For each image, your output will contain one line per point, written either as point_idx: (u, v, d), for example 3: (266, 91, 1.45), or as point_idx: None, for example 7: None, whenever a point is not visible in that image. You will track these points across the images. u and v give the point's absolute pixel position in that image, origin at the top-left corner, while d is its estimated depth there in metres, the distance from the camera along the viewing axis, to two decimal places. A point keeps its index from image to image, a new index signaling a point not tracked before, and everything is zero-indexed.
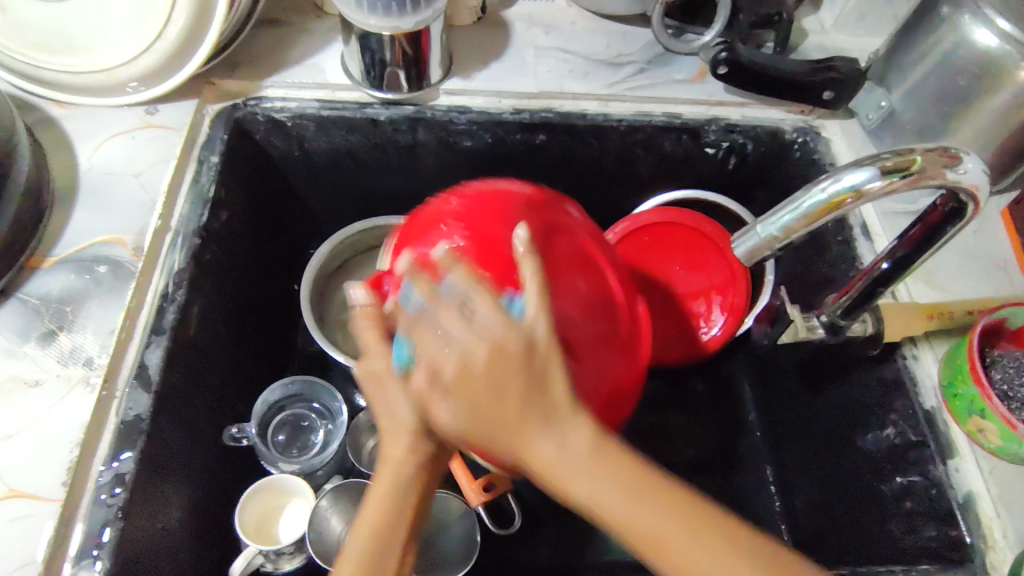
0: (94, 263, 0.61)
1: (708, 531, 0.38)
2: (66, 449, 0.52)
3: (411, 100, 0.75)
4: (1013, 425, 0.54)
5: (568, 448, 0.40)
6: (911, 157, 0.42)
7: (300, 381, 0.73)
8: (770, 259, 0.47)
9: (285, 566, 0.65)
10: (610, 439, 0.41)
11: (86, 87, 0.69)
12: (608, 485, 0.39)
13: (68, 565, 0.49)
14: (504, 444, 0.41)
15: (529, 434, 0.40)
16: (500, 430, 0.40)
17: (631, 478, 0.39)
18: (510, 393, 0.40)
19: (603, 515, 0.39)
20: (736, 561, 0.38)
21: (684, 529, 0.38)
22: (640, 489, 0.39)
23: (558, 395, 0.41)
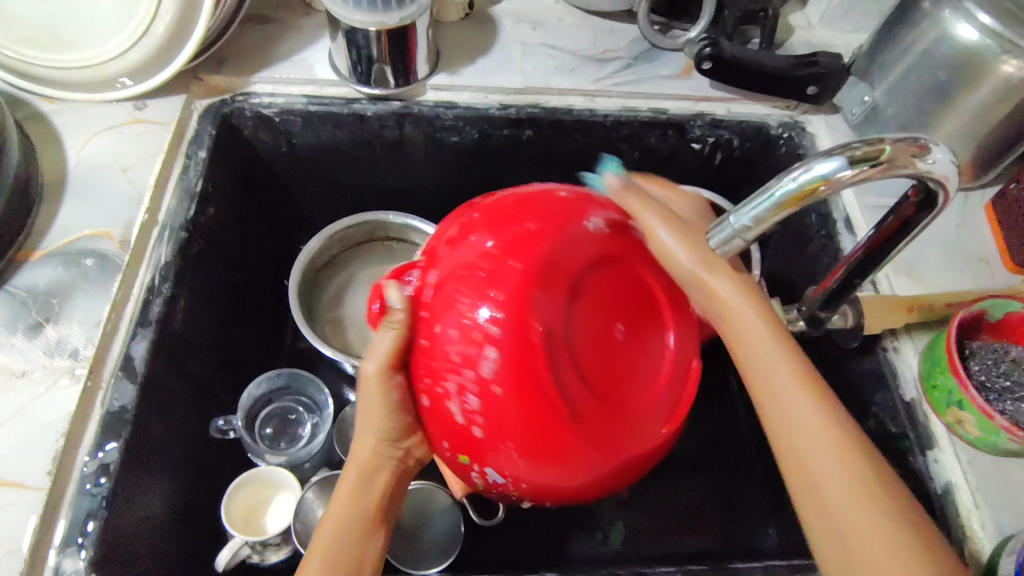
0: (81, 256, 0.61)
1: (867, 495, 0.40)
2: (52, 439, 0.53)
3: (398, 95, 0.75)
4: (990, 415, 0.55)
5: (795, 413, 0.42)
6: (881, 148, 0.42)
7: (287, 373, 0.74)
8: (743, 248, 0.47)
9: (272, 557, 0.65)
10: (836, 413, 0.42)
11: (74, 83, 0.69)
12: (818, 449, 0.41)
13: (53, 553, 0.50)
14: (752, 380, 0.45)
15: (760, 394, 0.44)
16: (753, 380, 0.45)
17: (832, 440, 0.41)
18: (754, 358, 0.45)
19: (798, 472, 0.42)
20: (885, 527, 0.39)
21: (845, 483, 0.40)
22: (837, 447, 0.41)
23: (779, 369, 0.44)
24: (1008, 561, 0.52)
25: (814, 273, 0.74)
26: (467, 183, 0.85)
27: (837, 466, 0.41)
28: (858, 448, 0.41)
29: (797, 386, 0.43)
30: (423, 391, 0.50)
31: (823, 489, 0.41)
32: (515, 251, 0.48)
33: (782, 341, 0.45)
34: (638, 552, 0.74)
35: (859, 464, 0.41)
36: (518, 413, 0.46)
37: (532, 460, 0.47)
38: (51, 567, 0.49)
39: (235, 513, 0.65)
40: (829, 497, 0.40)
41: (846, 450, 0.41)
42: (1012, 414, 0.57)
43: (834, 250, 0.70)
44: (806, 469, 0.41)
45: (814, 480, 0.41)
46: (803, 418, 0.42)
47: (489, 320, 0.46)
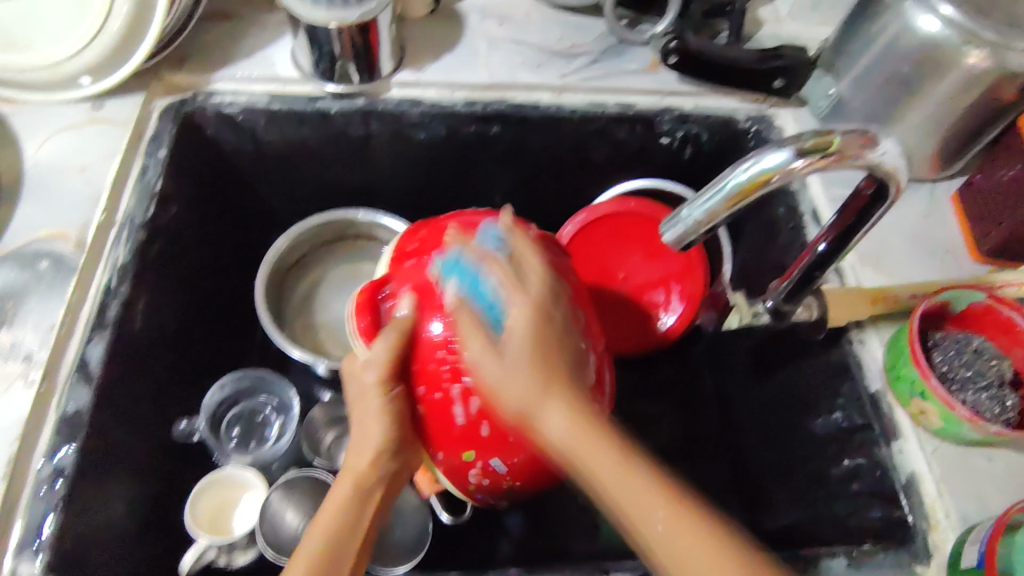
0: (35, 259, 0.60)
1: (674, 503, 0.41)
2: (5, 444, 0.52)
3: (363, 92, 0.74)
4: (952, 406, 0.55)
5: (557, 426, 0.43)
6: (831, 138, 0.42)
7: (251, 374, 0.74)
8: (698, 242, 0.47)
9: (239, 560, 0.65)
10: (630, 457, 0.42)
11: (30, 83, 0.68)
12: (605, 457, 0.42)
13: (7, 559, 0.49)
14: (523, 406, 0.44)
15: (542, 410, 0.44)
16: (528, 396, 0.44)
17: (615, 456, 0.42)
18: (525, 372, 0.44)
19: (576, 460, 0.43)
20: (679, 522, 0.41)
21: (647, 501, 0.41)
22: (621, 465, 0.42)
23: (551, 389, 0.44)
24: (970, 551, 0.52)
25: (782, 265, 0.74)
26: (437, 179, 0.84)
27: (634, 502, 0.41)
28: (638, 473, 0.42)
29: (569, 427, 0.43)
30: (420, 401, 0.52)
31: (629, 511, 0.42)
32: (483, 279, 0.51)
33: (563, 393, 0.44)
34: (611, 548, 0.74)
35: (640, 480, 0.42)
36: (502, 421, 0.51)
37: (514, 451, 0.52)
38: (6, 574, 0.48)
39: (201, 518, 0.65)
40: (659, 550, 0.41)
41: (635, 483, 0.42)
42: (973, 405, 0.57)
43: (802, 241, 0.70)
44: (619, 509, 0.42)
45: (617, 492, 0.42)
46: (602, 460, 0.42)
47: (459, 354, 0.50)
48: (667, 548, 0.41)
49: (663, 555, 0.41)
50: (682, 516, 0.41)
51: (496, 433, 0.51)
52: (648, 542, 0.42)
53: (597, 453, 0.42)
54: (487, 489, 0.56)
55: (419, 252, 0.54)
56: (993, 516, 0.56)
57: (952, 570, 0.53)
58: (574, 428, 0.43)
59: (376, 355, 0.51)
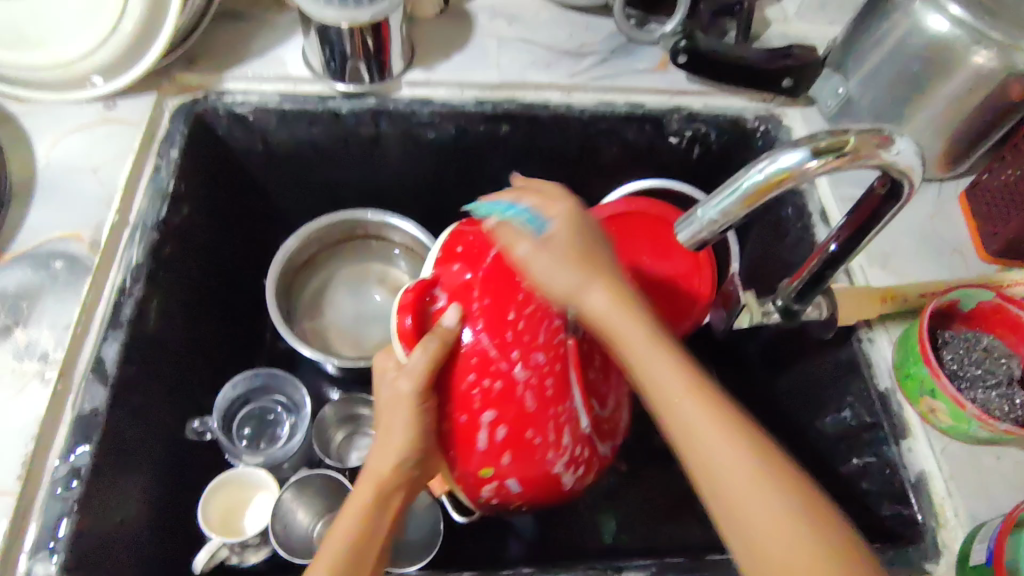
0: (50, 259, 0.61)
1: (770, 481, 0.39)
2: (22, 443, 0.52)
3: (373, 92, 0.75)
4: (962, 404, 0.55)
5: (668, 384, 0.42)
6: (847, 138, 0.43)
7: (263, 373, 0.74)
8: (712, 242, 0.47)
9: (251, 558, 0.65)
10: (698, 390, 0.42)
11: (43, 83, 0.68)
12: (721, 448, 0.40)
13: (25, 557, 0.49)
14: (641, 381, 0.43)
15: (646, 373, 0.43)
16: (634, 358, 0.44)
17: (716, 426, 0.40)
18: (645, 349, 0.43)
19: (688, 451, 0.41)
20: (772, 502, 0.38)
21: (728, 461, 0.40)
22: (730, 433, 0.40)
23: (627, 352, 0.44)
24: (980, 549, 0.52)
25: (791, 265, 0.75)
26: (446, 178, 0.84)
27: (692, 413, 0.41)
28: (699, 386, 0.42)
29: (671, 366, 0.43)
30: (449, 417, 0.54)
31: (700, 443, 0.40)
32: (511, 294, 0.51)
33: (669, 351, 0.43)
34: (620, 546, 0.74)
35: (747, 448, 0.40)
36: (520, 414, 0.52)
37: (530, 466, 0.53)
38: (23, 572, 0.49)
39: (213, 514, 0.65)
40: (718, 476, 0.39)
41: (735, 423, 0.41)
42: (983, 403, 0.57)
43: (811, 240, 0.71)
44: (684, 446, 0.41)
45: (693, 441, 0.41)
46: (719, 459, 0.40)
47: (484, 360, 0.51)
48: (712, 467, 0.40)
49: (726, 485, 0.39)
50: (768, 483, 0.39)
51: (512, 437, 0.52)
52: (716, 502, 0.40)
53: (642, 355, 0.43)
54: (502, 494, 0.56)
55: (467, 249, 0.54)
56: (1003, 514, 0.56)
57: (963, 568, 0.54)
58: (667, 364, 0.43)
59: (416, 362, 0.51)
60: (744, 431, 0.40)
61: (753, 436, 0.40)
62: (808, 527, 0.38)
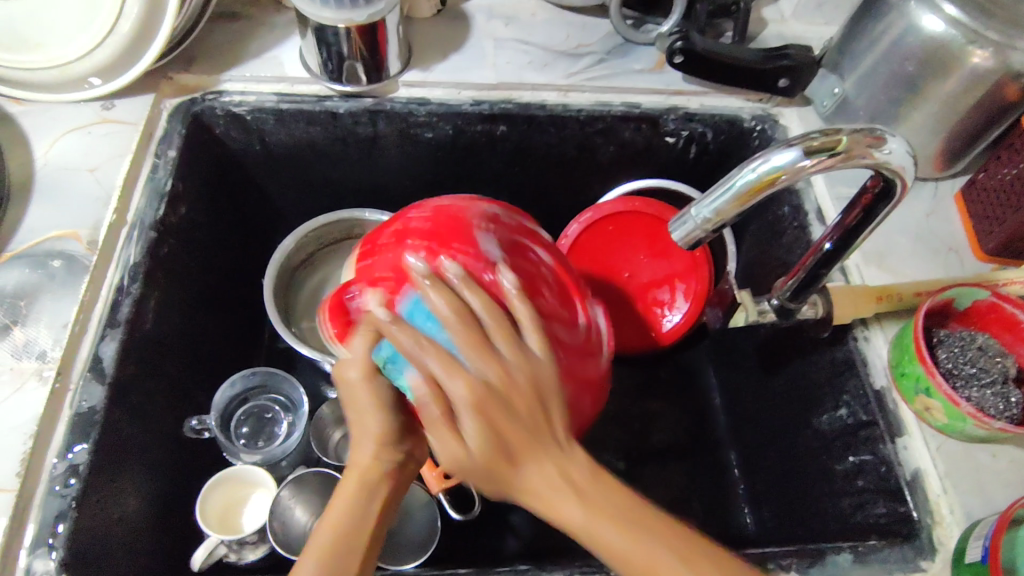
0: (48, 258, 0.61)
1: (670, 540, 0.43)
2: (20, 441, 0.52)
3: (370, 92, 0.75)
4: (957, 402, 0.55)
5: (582, 490, 0.44)
6: (840, 138, 0.43)
7: (262, 372, 0.74)
8: (706, 241, 0.47)
9: (250, 556, 0.65)
10: (600, 478, 0.45)
11: (41, 84, 0.69)
12: (660, 551, 0.42)
13: (23, 555, 0.50)
14: (531, 496, 0.44)
15: (564, 504, 0.44)
16: (533, 495, 0.44)
17: (626, 516, 0.43)
18: (576, 472, 0.44)
19: (627, 563, 0.43)
20: (667, 547, 0.42)
21: (663, 551, 0.42)
22: (640, 526, 0.43)
23: (556, 427, 0.45)
24: (974, 545, 0.52)
25: (787, 264, 0.75)
26: (443, 178, 0.85)
27: (585, 525, 0.43)
28: (640, 514, 0.43)
29: (546, 467, 0.44)
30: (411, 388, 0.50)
31: (595, 540, 0.43)
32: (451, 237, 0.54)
33: (558, 460, 0.44)
34: None
35: (660, 545, 0.42)
36: (504, 337, 0.48)
37: (533, 380, 0.49)
38: (22, 570, 0.49)
39: (209, 510, 0.65)
40: (636, 557, 0.42)
41: (640, 527, 0.43)
42: (978, 401, 0.58)
43: (807, 239, 0.71)
44: (578, 532, 0.43)
45: (607, 537, 0.43)
46: (635, 554, 0.42)
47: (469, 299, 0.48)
48: (632, 561, 0.42)
49: (623, 568, 0.43)
50: (689, 554, 0.43)
51: (508, 364, 0.48)
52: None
53: (517, 464, 0.44)
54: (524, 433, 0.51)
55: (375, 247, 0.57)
56: (997, 511, 0.56)
57: (957, 564, 0.54)
58: (546, 479, 0.44)
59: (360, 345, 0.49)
60: (654, 533, 0.43)
61: (665, 517, 0.44)
62: (686, 567, 0.42)
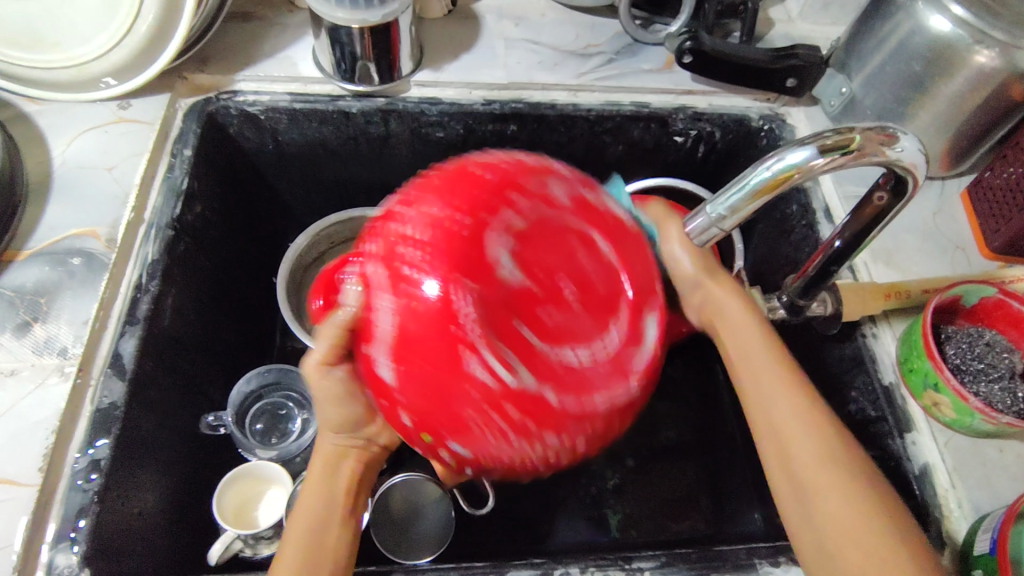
0: (68, 255, 0.62)
1: (876, 516, 0.45)
2: (43, 436, 0.53)
3: (382, 92, 0.76)
4: (964, 398, 0.56)
5: (806, 446, 0.48)
6: (852, 136, 0.44)
7: (276, 368, 0.75)
8: (721, 238, 0.48)
9: (264, 551, 0.66)
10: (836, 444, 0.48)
11: (58, 83, 0.70)
12: (845, 502, 0.45)
13: (46, 548, 0.50)
14: (776, 436, 0.49)
15: (794, 441, 0.48)
16: (772, 429, 0.50)
17: (855, 481, 0.46)
18: (787, 406, 0.50)
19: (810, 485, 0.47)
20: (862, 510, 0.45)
21: (857, 513, 0.45)
22: (856, 490, 0.46)
23: (778, 391, 0.51)
24: (983, 538, 0.53)
25: (795, 262, 0.76)
26: None
27: (824, 470, 0.47)
28: (851, 479, 0.46)
29: (788, 399, 0.50)
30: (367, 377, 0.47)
31: (815, 494, 0.46)
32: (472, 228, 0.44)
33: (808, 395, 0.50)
34: (626, 539, 0.75)
35: (861, 494, 0.46)
36: (452, 373, 0.42)
37: (461, 423, 0.43)
38: (44, 564, 0.50)
39: (226, 505, 0.66)
40: (823, 515, 0.46)
41: (854, 484, 0.46)
42: (986, 396, 0.58)
43: (816, 236, 0.72)
44: (803, 482, 0.47)
45: (766, 416, 0.51)
46: (840, 510, 0.45)
47: (453, 323, 0.42)
48: (834, 521, 0.45)
49: (833, 539, 0.45)
50: (878, 529, 0.44)
51: (444, 417, 0.43)
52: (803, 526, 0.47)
53: (760, 391, 0.52)
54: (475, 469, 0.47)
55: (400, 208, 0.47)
56: (1005, 504, 0.57)
57: (966, 557, 0.54)
58: (784, 411, 0.50)
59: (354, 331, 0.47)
60: (860, 488, 0.46)
61: (868, 486, 0.46)
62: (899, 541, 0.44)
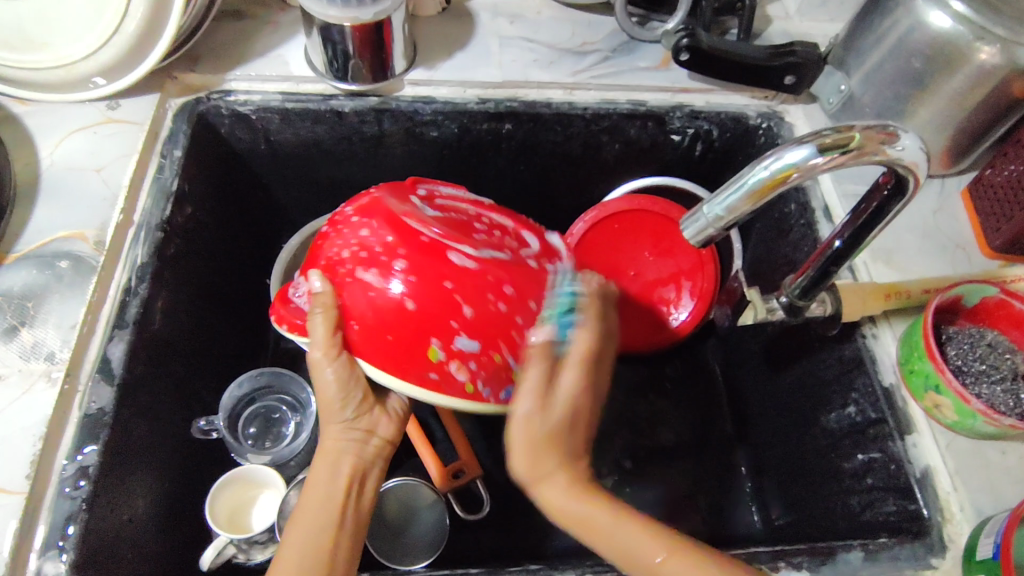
0: (55, 259, 0.61)
1: (689, 558, 0.47)
2: (28, 443, 0.52)
3: (376, 91, 0.75)
4: (967, 400, 0.55)
5: (616, 514, 0.49)
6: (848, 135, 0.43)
7: (270, 372, 0.74)
8: (719, 239, 0.47)
9: (258, 556, 0.64)
10: (659, 534, 0.49)
11: (46, 84, 0.69)
12: (653, 549, 0.48)
13: (33, 557, 0.49)
14: (570, 519, 0.50)
15: (603, 525, 0.49)
16: (580, 521, 0.49)
17: (669, 545, 0.48)
18: (574, 496, 0.50)
19: (635, 553, 0.48)
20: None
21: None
22: (686, 559, 0.47)
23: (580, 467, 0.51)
24: (986, 542, 0.52)
25: (793, 260, 0.75)
26: (449, 177, 0.85)
27: (602, 515, 0.49)
28: (682, 550, 0.48)
29: (570, 497, 0.50)
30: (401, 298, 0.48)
31: (628, 559, 0.49)
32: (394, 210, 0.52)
33: (574, 484, 0.50)
34: None
35: (666, 540, 0.48)
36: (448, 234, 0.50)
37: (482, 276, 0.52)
38: (31, 573, 0.49)
39: (219, 508, 0.65)
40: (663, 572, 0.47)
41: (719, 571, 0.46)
42: (988, 398, 0.58)
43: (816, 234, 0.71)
44: (648, 563, 0.48)
45: (616, 544, 0.48)
46: (643, 555, 0.48)
47: (468, 257, 0.49)
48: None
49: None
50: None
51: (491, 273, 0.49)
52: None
53: (560, 486, 0.49)
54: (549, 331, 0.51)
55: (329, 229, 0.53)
56: (1006, 506, 0.56)
57: (969, 561, 0.54)
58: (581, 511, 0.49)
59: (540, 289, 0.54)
60: (699, 558, 0.47)
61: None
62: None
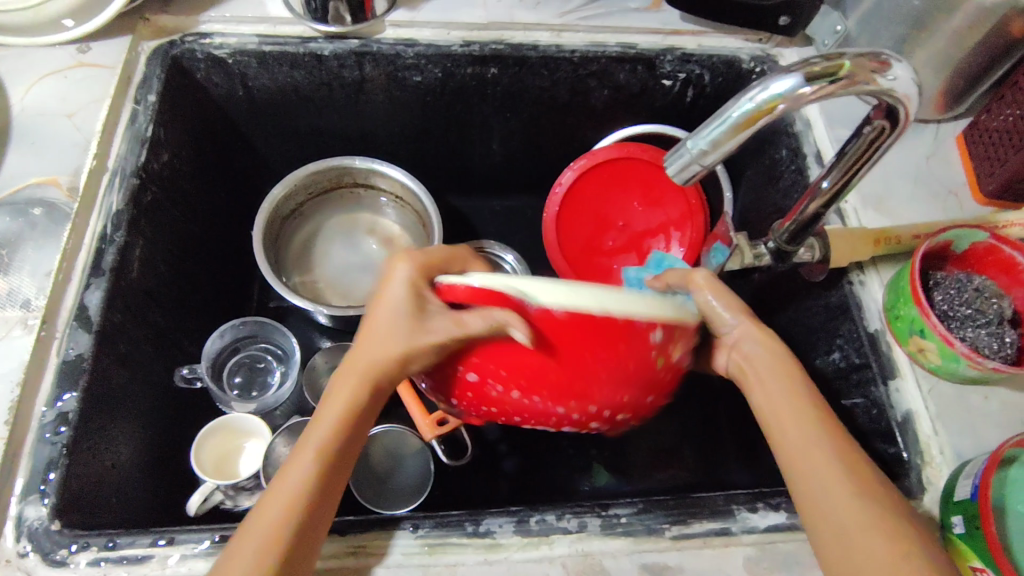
0: (28, 206, 0.60)
1: (896, 540, 0.40)
2: (7, 390, 0.53)
3: (356, 33, 0.72)
4: (950, 343, 0.55)
5: (840, 525, 0.42)
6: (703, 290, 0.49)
7: (251, 322, 0.72)
8: (702, 176, 0.46)
9: (246, 502, 0.65)
10: (868, 482, 0.43)
11: (15, 27, 0.66)
12: (878, 566, 0.40)
13: (14, 502, 0.49)
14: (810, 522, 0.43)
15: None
16: (807, 511, 0.43)
17: (890, 528, 0.41)
18: (842, 490, 0.43)
19: (831, 517, 0.42)
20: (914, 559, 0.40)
21: (888, 556, 0.40)
22: (889, 535, 0.41)
23: (873, 486, 0.43)
24: (964, 484, 0.53)
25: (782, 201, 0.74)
26: (434, 127, 0.83)
27: (819, 467, 0.44)
28: (897, 528, 0.41)
29: (810, 425, 0.45)
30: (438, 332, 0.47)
31: (853, 556, 0.41)
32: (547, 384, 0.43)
33: (856, 473, 0.43)
34: (608, 489, 0.76)
35: (888, 515, 0.41)
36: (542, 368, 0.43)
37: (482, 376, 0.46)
38: (14, 517, 0.49)
39: (207, 464, 0.65)
40: (862, 564, 0.40)
41: (853, 464, 0.43)
42: (973, 342, 0.57)
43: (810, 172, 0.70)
44: (843, 529, 0.42)
45: (837, 536, 0.42)
46: (844, 524, 0.42)
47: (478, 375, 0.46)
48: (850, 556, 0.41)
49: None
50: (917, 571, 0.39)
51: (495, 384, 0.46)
52: (826, 536, 0.42)
53: (805, 454, 0.44)
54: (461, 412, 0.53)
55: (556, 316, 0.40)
56: (986, 450, 0.56)
57: (946, 502, 0.54)
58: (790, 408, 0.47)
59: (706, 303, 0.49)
60: (904, 518, 0.41)
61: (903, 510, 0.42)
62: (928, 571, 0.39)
